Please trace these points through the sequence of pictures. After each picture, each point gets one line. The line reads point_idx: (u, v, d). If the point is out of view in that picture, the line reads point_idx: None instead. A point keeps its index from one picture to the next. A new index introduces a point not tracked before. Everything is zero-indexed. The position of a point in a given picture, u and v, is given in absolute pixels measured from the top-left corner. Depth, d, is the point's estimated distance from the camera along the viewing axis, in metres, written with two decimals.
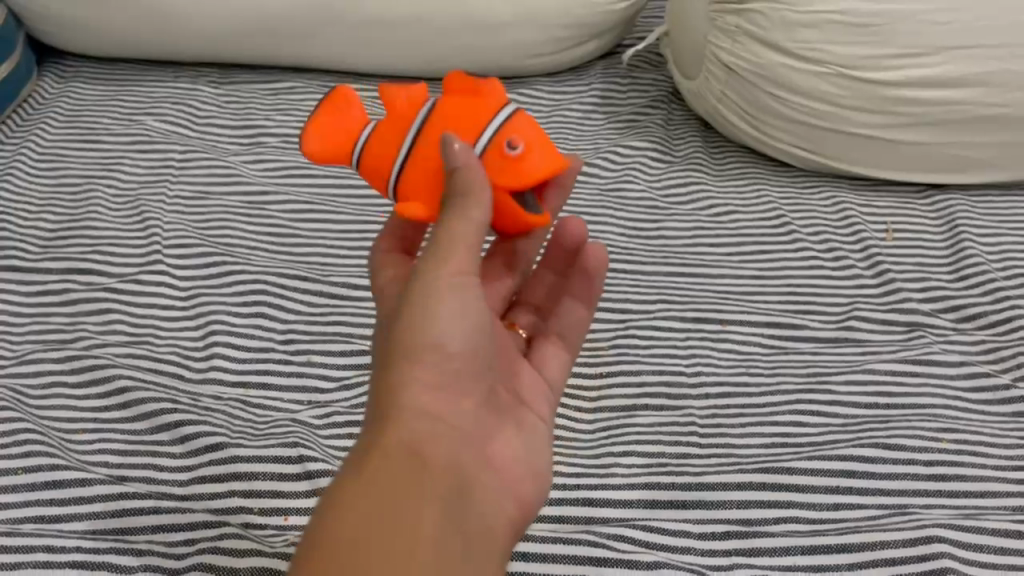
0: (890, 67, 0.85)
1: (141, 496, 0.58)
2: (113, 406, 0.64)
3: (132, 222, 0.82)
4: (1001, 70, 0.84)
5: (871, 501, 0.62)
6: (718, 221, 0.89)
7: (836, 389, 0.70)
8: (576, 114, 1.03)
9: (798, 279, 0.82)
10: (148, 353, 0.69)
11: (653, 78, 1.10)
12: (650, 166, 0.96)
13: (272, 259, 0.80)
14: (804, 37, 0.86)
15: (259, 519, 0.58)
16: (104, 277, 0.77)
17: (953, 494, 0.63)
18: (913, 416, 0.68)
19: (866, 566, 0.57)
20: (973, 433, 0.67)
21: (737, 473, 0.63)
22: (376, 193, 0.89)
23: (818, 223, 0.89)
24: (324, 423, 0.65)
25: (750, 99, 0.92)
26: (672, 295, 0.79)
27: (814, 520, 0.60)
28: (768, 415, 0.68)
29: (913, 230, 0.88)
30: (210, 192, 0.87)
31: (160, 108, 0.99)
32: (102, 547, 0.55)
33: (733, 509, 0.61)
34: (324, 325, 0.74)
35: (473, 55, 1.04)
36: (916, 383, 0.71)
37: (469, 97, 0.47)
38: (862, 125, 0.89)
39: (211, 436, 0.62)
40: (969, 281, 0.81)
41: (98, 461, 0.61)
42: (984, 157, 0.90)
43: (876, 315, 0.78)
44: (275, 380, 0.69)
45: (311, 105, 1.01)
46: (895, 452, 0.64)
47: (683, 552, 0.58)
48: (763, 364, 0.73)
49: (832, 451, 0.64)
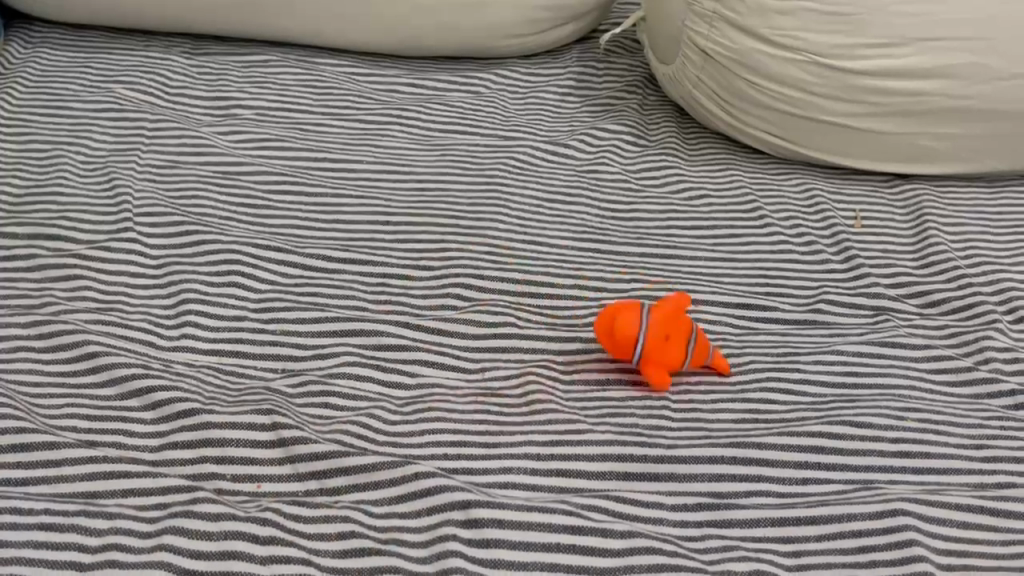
0: (862, 57, 0.87)
1: (111, 459, 0.57)
2: (82, 371, 0.64)
3: (103, 190, 0.81)
4: (966, 63, 0.87)
5: (838, 476, 0.62)
6: (692, 205, 0.90)
7: (805, 367, 0.71)
8: (552, 96, 1.04)
9: (769, 263, 0.84)
10: (119, 320, 0.68)
11: (629, 63, 1.10)
12: (624, 150, 0.97)
13: (245, 230, 0.79)
14: (778, 24, 0.88)
15: (231, 485, 0.57)
16: (73, 243, 0.75)
17: (920, 470, 0.63)
18: (879, 396, 0.69)
19: (833, 537, 0.58)
20: (937, 412, 0.68)
21: (708, 447, 0.63)
22: (351, 168, 0.89)
23: (788, 209, 0.90)
24: (299, 391, 0.65)
25: (723, 84, 0.93)
26: (646, 276, 0.80)
27: (783, 493, 0.61)
28: (738, 392, 0.69)
29: (880, 217, 0.90)
30: (182, 161, 0.86)
31: (131, 77, 0.97)
32: (71, 510, 0.54)
33: (704, 482, 0.61)
34: (297, 295, 0.73)
35: (451, 34, 1.04)
36: (882, 363, 0.72)
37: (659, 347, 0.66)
38: (832, 113, 0.91)
39: (184, 402, 0.61)
40: (934, 268, 0.83)
41: (66, 426, 0.60)
42: (949, 148, 0.92)
43: (843, 299, 0.79)
44: (249, 349, 0.68)
45: (285, 79, 1.01)
46: (862, 429, 0.65)
47: (654, 523, 0.58)
48: (734, 342, 0.74)
49: (802, 428, 0.65)
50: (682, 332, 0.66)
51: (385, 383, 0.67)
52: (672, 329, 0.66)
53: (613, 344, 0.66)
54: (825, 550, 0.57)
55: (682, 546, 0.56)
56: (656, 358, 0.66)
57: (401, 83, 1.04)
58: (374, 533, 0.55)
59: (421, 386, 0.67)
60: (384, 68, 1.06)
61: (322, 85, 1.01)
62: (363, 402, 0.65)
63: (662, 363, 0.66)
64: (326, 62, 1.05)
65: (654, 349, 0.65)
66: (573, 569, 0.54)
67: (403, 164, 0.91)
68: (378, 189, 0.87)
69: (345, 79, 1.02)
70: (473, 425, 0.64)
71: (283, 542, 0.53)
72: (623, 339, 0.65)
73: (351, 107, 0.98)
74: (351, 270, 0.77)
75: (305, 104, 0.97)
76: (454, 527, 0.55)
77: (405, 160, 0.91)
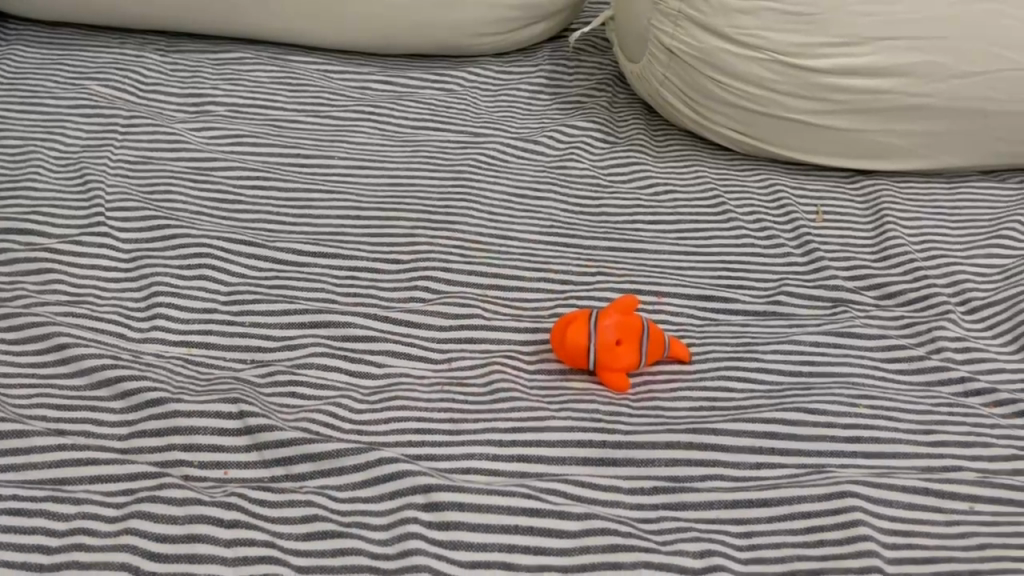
0: (822, 56, 0.90)
1: (79, 447, 0.59)
2: (52, 362, 0.65)
3: (76, 185, 0.82)
4: (923, 61, 0.89)
5: (791, 461, 0.64)
6: (658, 200, 0.92)
7: (763, 357, 0.73)
8: (523, 94, 1.05)
9: (731, 257, 0.86)
10: (90, 312, 0.70)
11: (599, 61, 1.12)
12: (593, 146, 0.98)
13: (216, 224, 0.81)
14: (740, 23, 0.90)
15: (198, 472, 0.58)
16: (45, 238, 0.76)
17: (870, 455, 0.65)
18: (834, 384, 0.71)
19: (784, 518, 0.59)
20: (889, 399, 0.70)
21: (666, 433, 0.65)
22: (322, 163, 0.91)
23: (751, 204, 0.92)
24: (267, 380, 0.66)
25: (689, 82, 0.96)
26: (611, 269, 0.82)
27: (737, 477, 0.63)
28: (697, 380, 0.71)
29: (842, 212, 0.92)
30: (155, 157, 0.87)
31: (105, 74, 0.98)
32: (39, 495, 0.55)
33: (661, 466, 0.62)
34: (267, 288, 0.75)
35: (423, 32, 1.05)
36: (838, 353, 0.75)
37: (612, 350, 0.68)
38: (794, 110, 0.93)
39: (152, 391, 0.62)
40: (891, 261, 0.86)
41: (36, 415, 0.61)
42: (907, 145, 0.94)
43: (803, 291, 0.82)
44: (218, 339, 0.70)
45: (259, 76, 1.02)
46: (816, 415, 0.67)
47: (611, 505, 0.59)
48: (695, 333, 0.76)
49: (757, 415, 0.67)
50: (633, 337, 0.69)
51: (351, 373, 0.68)
52: (625, 334, 0.69)
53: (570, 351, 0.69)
54: (776, 531, 0.59)
55: (637, 527, 0.58)
56: (610, 363, 0.68)
57: (374, 80, 1.05)
58: (338, 517, 0.56)
59: (388, 375, 0.68)
60: (358, 66, 1.07)
61: (296, 82, 1.02)
62: (329, 391, 0.66)
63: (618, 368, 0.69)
64: (300, 60, 1.06)
65: (607, 352, 0.68)
66: (530, 550, 0.55)
67: (374, 159, 0.92)
68: (349, 184, 0.88)
69: (318, 77, 1.04)
70: (437, 413, 0.65)
71: (247, 525, 0.54)
72: (576, 344, 0.68)
73: (324, 104, 0.99)
74: (321, 264, 0.78)
75: (279, 100, 0.99)
76: (415, 510, 0.56)
77: (376, 156, 0.93)
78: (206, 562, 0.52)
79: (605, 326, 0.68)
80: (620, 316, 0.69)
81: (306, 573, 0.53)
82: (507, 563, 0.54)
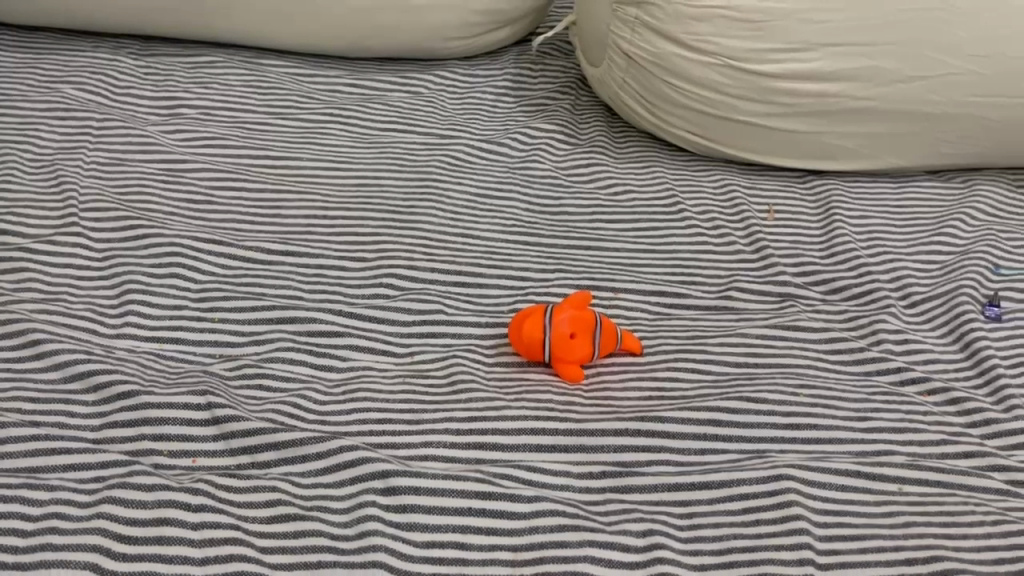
0: (771, 61, 0.94)
1: (53, 437, 0.61)
2: (27, 357, 0.67)
3: (50, 186, 0.85)
4: (867, 66, 0.93)
5: (734, 447, 0.68)
6: (616, 199, 0.96)
7: (711, 349, 0.77)
8: (488, 97, 1.09)
9: (685, 254, 0.89)
10: (64, 309, 0.72)
11: (563, 65, 1.15)
12: (556, 148, 1.02)
13: (187, 224, 0.83)
14: (693, 30, 0.95)
15: (168, 460, 0.61)
16: (20, 237, 0.79)
17: (808, 440, 0.69)
18: (777, 374, 0.75)
19: (723, 500, 0.63)
20: (828, 388, 0.74)
21: (615, 421, 0.68)
22: (292, 165, 0.94)
23: (706, 203, 0.96)
24: (234, 373, 0.69)
25: (647, 86, 1.00)
26: (570, 266, 0.86)
27: (682, 462, 0.66)
28: (648, 370, 0.75)
29: (792, 211, 0.96)
30: (128, 159, 0.90)
31: (79, 77, 1.01)
32: (14, 484, 0.58)
33: (610, 452, 0.66)
34: (236, 285, 0.78)
35: (391, 36, 1.08)
36: (783, 345, 0.78)
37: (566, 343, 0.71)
38: (746, 113, 0.97)
39: (123, 384, 0.65)
40: (838, 258, 0.90)
41: (11, 407, 0.64)
42: (855, 146, 0.98)
43: (752, 287, 0.85)
44: (188, 335, 0.73)
45: (231, 80, 1.05)
46: (758, 404, 0.71)
47: (561, 489, 0.63)
48: (647, 326, 0.80)
49: (702, 403, 0.70)
50: (587, 330, 0.72)
51: (316, 366, 0.71)
52: (578, 327, 0.72)
53: (527, 345, 0.72)
54: (716, 511, 0.62)
55: (585, 509, 0.61)
56: (564, 355, 0.72)
57: (343, 84, 1.08)
58: (300, 502, 0.59)
59: (351, 369, 0.72)
60: (328, 69, 1.10)
61: (267, 85, 1.05)
62: (295, 383, 0.69)
63: (573, 360, 0.72)
64: (271, 63, 1.09)
65: (561, 345, 0.71)
66: (482, 530, 0.59)
67: (342, 161, 0.95)
68: (317, 185, 0.91)
69: (289, 80, 1.07)
70: (398, 404, 0.68)
71: (214, 509, 0.58)
72: (530, 338, 0.71)
73: (294, 107, 1.02)
74: (289, 262, 0.81)
75: (250, 103, 1.02)
76: (374, 494, 0.60)
77: (344, 158, 0.96)
78: (173, 544, 0.55)
79: (559, 320, 0.71)
80: (573, 311, 0.72)
81: (269, 554, 0.56)
82: (460, 543, 0.58)
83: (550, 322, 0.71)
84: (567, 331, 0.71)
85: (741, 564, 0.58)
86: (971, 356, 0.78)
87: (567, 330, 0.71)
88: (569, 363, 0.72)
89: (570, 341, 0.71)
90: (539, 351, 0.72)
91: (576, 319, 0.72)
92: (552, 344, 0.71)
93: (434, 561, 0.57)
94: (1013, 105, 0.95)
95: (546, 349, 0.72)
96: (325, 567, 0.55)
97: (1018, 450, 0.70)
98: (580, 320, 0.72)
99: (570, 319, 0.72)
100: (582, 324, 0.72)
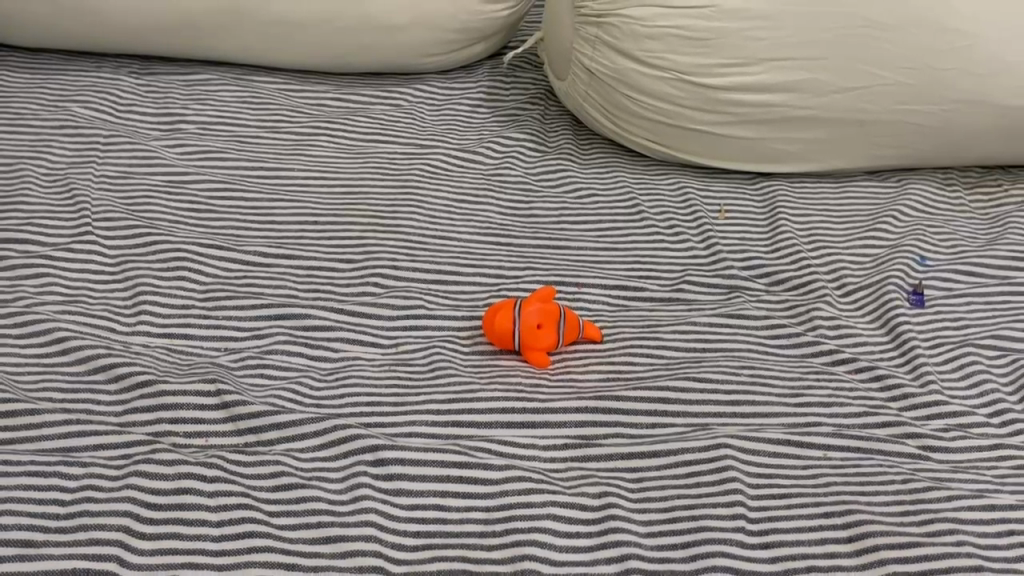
0: (719, 75, 1.04)
1: (83, 421, 0.70)
2: (54, 353, 0.76)
3: (64, 199, 0.93)
4: (806, 78, 1.03)
5: (682, 420, 0.77)
6: (581, 202, 1.05)
7: (664, 337, 0.86)
8: (463, 108, 1.18)
9: (643, 251, 0.99)
10: (84, 310, 0.81)
11: (533, 77, 1.25)
12: (526, 156, 1.11)
13: (191, 231, 0.92)
14: (649, 47, 1.04)
15: (183, 440, 0.70)
16: (40, 246, 0.87)
17: (747, 414, 0.79)
18: (721, 357, 0.85)
19: (670, 466, 0.73)
20: (767, 368, 0.84)
21: (577, 400, 0.78)
22: (283, 175, 1.02)
23: (663, 205, 1.06)
24: (238, 364, 0.78)
25: (608, 98, 1.09)
26: (538, 264, 0.95)
27: (635, 434, 0.76)
28: (607, 355, 0.84)
29: (741, 211, 1.06)
30: (134, 172, 0.98)
31: (85, 96, 1.09)
32: (52, 461, 0.66)
33: (571, 427, 0.75)
34: (237, 284, 0.87)
35: (373, 53, 1.17)
36: (728, 332, 0.88)
37: (534, 333, 0.80)
38: (698, 122, 1.07)
39: (142, 374, 0.74)
40: (781, 252, 0.99)
41: (43, 396, 0.72)
42: (797, 150, 1.08)
43: (702, 280, 0.95)
44: (196, 331, 0.81)
45: (225, 96, 1.13)
46: (703, 383, 0.81)
47: (529, 458, 0.72)
48: (607, 317, 0.89)
49: (653, 384, 0.80)
50: (553, 321, 0.81)
51: (311, 356, 0.80)
52: (546, 318, 0.81)
53: (499, 335, 0.81)
54: (663, 475, 0.72)
55: (548, 475, 0.71)
56: (532, 344, 0.81)
57: (329, 98, 1.17)
58: (301, 472, 0.68)
59: (342, 359, 0.81)
60: (315, 84, 1.19)
61: (259, 101, 1.13)
62: (293, 372, 0.78)
63: (540, 349, 0.81)
64: (262, 80, 1.18)
65: (529, 335, 0.80)
66: (459, 494, 0.68)
67: (330, 171, 1.04)
68: (307, 194, 1.00)
69: (279, 95, 1.15)
70: (385, 388, 0.77)
71: (225, 480, 0.66)
72: (503, 330, 0.81)
73: (285, 121, 1.11)
74: (284, 264, 0.90)
75: (243, 118, 1.10)
76: (364, 465, 0.69)
77: (332, 168, 1.04)
78: (192, 510, 0.64)
79: (528, 314, 0.80)
80: (542, 304, 0.81)
81: (276, 516, 0.65)
82: (439, 505, 0.67)
83: (520, 315, 0.80)
84: (534, 323, 0.80)
85: (682, 519, 0.68)
86: (895, 338, 0.88)
87: (535, 321, 0.80)
88: (536, 350, 0.81)
89: (538, 331, 0.81)
90: (509, 340, 0.81)
91: (543, 310, 0.81)
92: (520, 334, 0.80)
93: (418, 520, 0.66)
94: (941, 112, 1.05)
95: (515, 338, 0.81)
96: (323, 526, 0.64)
97: (931, 419, 0.79)
98: (546, 312, 0.81)
99: (537, 312, 0.81)
100: (547, 316, 0.81)
